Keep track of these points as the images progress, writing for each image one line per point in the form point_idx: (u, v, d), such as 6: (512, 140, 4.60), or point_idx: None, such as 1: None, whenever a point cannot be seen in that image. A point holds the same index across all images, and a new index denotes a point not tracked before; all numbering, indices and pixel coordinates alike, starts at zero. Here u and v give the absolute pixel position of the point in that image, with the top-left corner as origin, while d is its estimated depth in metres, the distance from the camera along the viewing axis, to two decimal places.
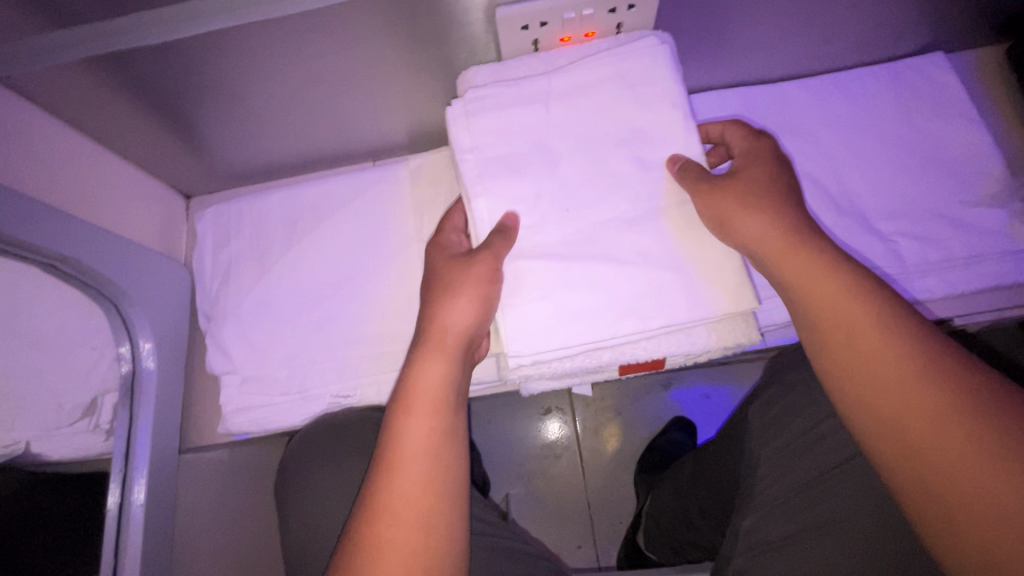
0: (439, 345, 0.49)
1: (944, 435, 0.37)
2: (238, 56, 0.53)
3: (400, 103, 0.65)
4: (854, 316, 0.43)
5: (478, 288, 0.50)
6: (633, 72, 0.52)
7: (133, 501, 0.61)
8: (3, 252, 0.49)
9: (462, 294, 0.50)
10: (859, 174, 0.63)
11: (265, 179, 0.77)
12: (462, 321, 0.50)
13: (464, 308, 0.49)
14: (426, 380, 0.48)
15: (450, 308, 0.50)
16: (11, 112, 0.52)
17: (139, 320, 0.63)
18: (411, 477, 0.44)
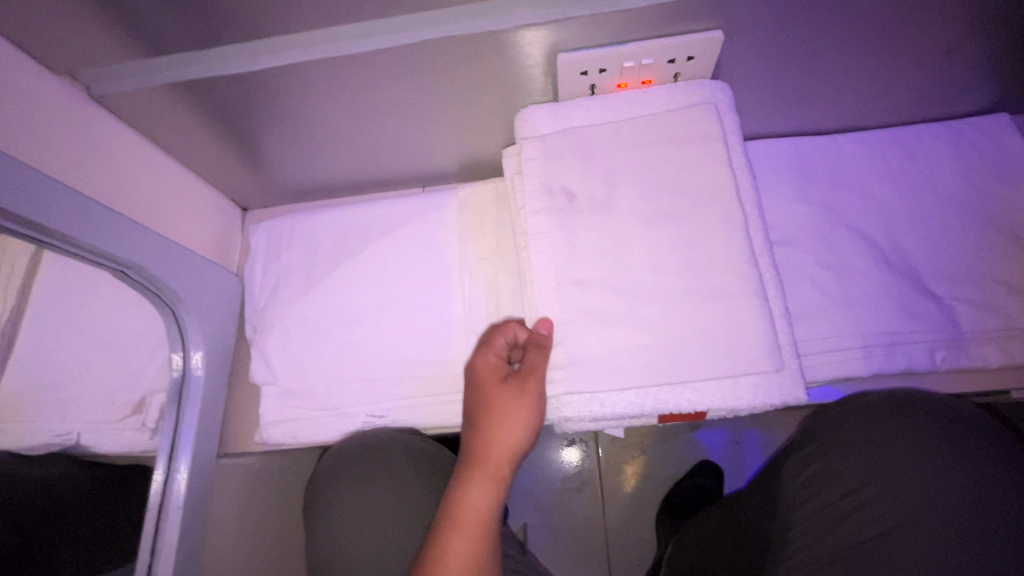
0: (482, 470, 0.48)
1: None
2: (309, 86, 0.56)
3: (454, 135, 0.67)
4: None
5: (524, 407, 0.48)
6: (686, 121, 0.53)
7: (172, 502, 0.64)
8: (84, 257, 0.53)
9: (509, 414, 0.48)
10: (915, 233, 0.61)
11: (318, 197, 0.79)
12: (491, 480, 0.47)
13: (512, 427, 0.48)
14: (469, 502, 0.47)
15: (496, 428, 0.48)
16: (98, 127, 0.56)
17: (192, 325, 0.66)
18: None
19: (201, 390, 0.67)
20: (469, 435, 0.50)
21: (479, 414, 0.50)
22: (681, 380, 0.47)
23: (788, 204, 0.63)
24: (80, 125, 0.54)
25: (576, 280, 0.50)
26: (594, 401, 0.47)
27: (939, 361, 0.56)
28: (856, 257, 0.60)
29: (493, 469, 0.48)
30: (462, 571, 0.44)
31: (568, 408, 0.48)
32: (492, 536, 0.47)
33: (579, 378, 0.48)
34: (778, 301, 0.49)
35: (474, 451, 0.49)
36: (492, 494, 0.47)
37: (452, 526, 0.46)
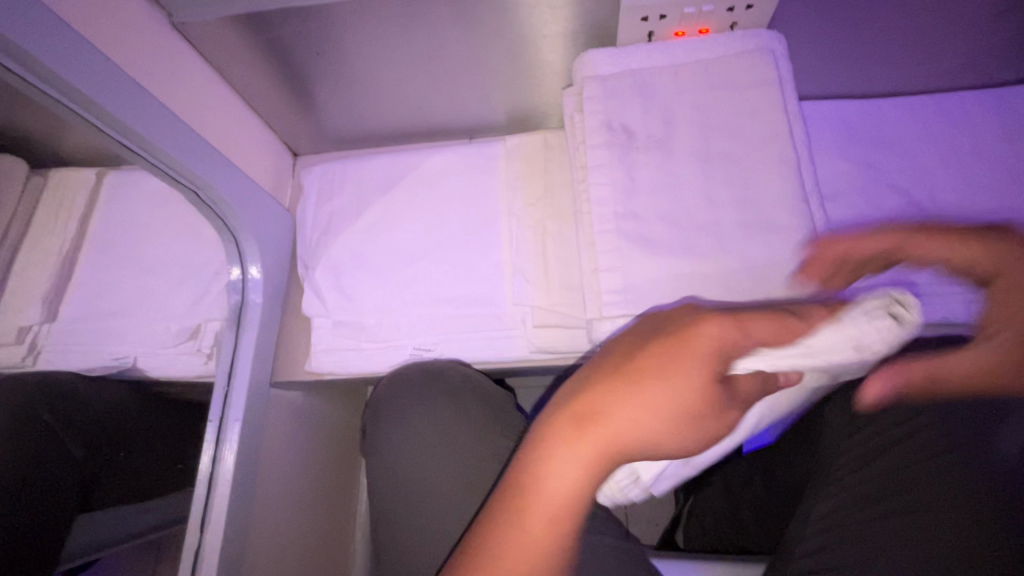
0: (581, 439, 0.38)
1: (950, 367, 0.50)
2: (377, 22, 0.58)
3: (508, 85, 0.69)
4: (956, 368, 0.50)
5: (690, 407, 0.37)
6: (743, 69, 0.55)
7: (232, 418, 0.64)
8: (163, 172, 0.56)
9: (655, 408, 0.37)
10: (956, 193, 0.63)
11: (367, 145, 0.82)
12: (571, 480, 0.38)
13: (648, 424, 0.37)
14: (554, 480, 0.38)
15: (624, 412, 0.38)
16: (177, 56, 0.58)
17: (251, 248, 0.68)
18: None
19: (259, 315, 0.68)
20: (603, 392, 0.38)
21: (624, 376, 0.38)
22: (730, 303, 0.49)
23: (832, 162, 0.66)
24: (162, 51, 0.56)
25: (632, 213, 0.53)
26: None
27: None
28: (896, 211, 0.62)
29: (599, 453, 0.38)
30: None
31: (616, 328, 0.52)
32: (562, 532, 0.39)
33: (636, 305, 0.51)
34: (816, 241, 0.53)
35: (587, 412, 0.38)
36: (593, 475, 0.38)
37: (515, 510, 0.39)
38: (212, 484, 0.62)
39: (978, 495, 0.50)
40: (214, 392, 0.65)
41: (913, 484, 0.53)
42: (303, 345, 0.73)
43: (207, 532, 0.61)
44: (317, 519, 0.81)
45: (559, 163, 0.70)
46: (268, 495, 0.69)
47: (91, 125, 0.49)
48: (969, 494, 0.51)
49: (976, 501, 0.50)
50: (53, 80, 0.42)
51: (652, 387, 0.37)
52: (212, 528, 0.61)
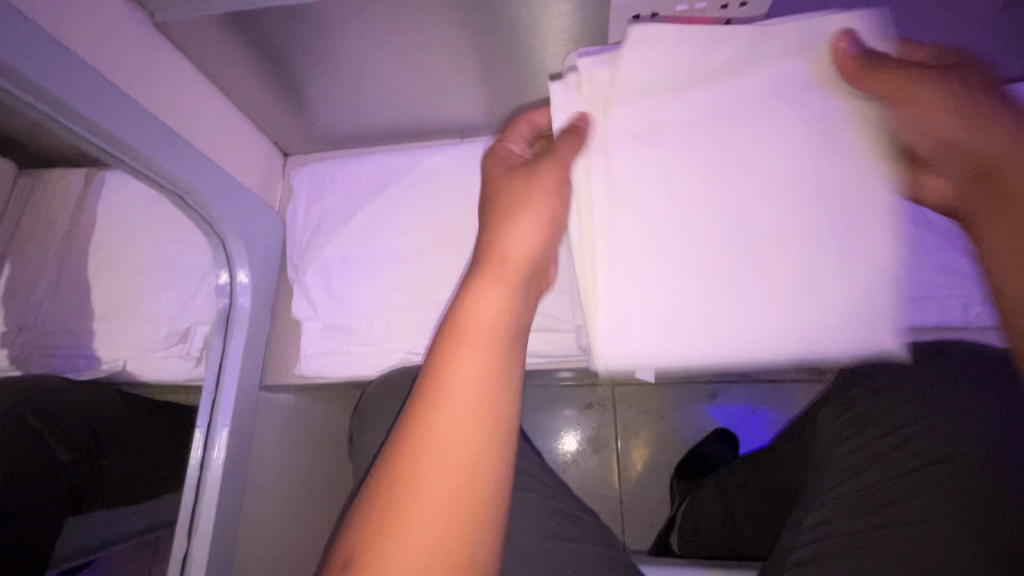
0: (498, 273, 0.48)
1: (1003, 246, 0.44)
2: (365, 21, 0.56)
3: (498, 85, 0.68)
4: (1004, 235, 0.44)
5: (545, 203, 0.52)
6: (736, 70, 0.54)
7: (220, 426, 0.63)
8: (144, 176, 0.55)
9: (529, 213, 0.51)
10: None
11: (358, 145, 0.81)
12: (493, 308, 0.45)
13: (527, 233, 0.50)
14: (482, 304, 0.45)
15: (518, 233, 0.51)
16: (160, 58, 0.57)
17: (239, 256, 0.67)
18: (451, 451, 0.38)
19: (246, 321, 0.67)
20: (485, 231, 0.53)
21: (499, 207, 0.53)
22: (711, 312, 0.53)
23: None
24: (145, 54, 0.55)
25: None
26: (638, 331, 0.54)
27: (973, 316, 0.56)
28: None
29: (507, 281, 0.47)
30: (468, 385, 0.41)
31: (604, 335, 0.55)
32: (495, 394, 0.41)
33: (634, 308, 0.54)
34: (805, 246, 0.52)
35: (490, 258, 0.49)
36: (484, 437, 0.39)
37: (453, 335, 0.44)
38: (200, 493, 0.62)
39: (978, 504, 0.49)
40: (202, 398, 0.64)
41: (896, 500, 0.52)
42: (294, 348, 0.73)
43: (194, 540, 0.61)
44: (312, 520, 0.81)
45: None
46: (257, 500, 0.69)
47: (69, 131, 0.47)
48: (962, 496, 0.50)
49: (969, 501, 0.50)
50: (28, 87, 0.41)
51: (500, 286, 0.47)
52: (199, 536, 0.61)
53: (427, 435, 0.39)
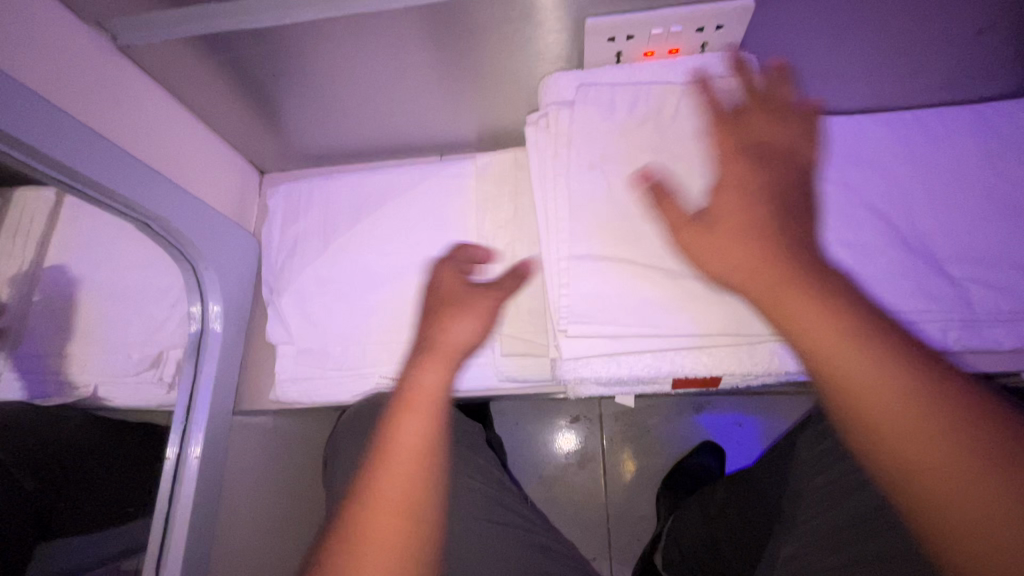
0: (441, 355, 0.48)
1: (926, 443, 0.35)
2: (335, 43, 0.55)
3: (475, 104, 0.67)
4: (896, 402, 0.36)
5: (482, 313, 0.50)
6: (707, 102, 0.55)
7: (190, 455, 0.63)
8: (102, 202, 0.53)
9: (467, 316, 0.50)
10: (933, 216, 0.61)
11: (336, 162, 0.80)
12: (436, 384, 0.46)
13: (466, 326, 0.49)
14: (426, 381, 0.46)
15: (458, 326, 0.49)
16: (125, 81, 0.56)
17: (210, 281, 0.66)
18: (393, 489, 0.41)
19: (218, 346, 0.66)
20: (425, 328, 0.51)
21: (435, 314, 0.51)
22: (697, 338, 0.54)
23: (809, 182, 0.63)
24: (109, 77, 0.54)
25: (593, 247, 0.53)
26: (615, 360, 0.55)
27: (952, 339, 0.59)
28: (874, 235, 0.60)
29: (449, 361, 0.48)
30: (409, 442, 0.43)
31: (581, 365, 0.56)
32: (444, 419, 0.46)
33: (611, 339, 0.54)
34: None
35: (428, 341, 0.49)
36: (420, 488, 0.42)
37: (400, 403, 0.45)
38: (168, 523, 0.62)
39: None
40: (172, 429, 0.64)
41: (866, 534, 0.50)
42: (270, 371, 0.72)
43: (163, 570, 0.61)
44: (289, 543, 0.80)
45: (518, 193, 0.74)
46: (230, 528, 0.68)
47: (19, 162, 0.45)
48: None
49: None
50: None
51: (440, 367, 0.47)
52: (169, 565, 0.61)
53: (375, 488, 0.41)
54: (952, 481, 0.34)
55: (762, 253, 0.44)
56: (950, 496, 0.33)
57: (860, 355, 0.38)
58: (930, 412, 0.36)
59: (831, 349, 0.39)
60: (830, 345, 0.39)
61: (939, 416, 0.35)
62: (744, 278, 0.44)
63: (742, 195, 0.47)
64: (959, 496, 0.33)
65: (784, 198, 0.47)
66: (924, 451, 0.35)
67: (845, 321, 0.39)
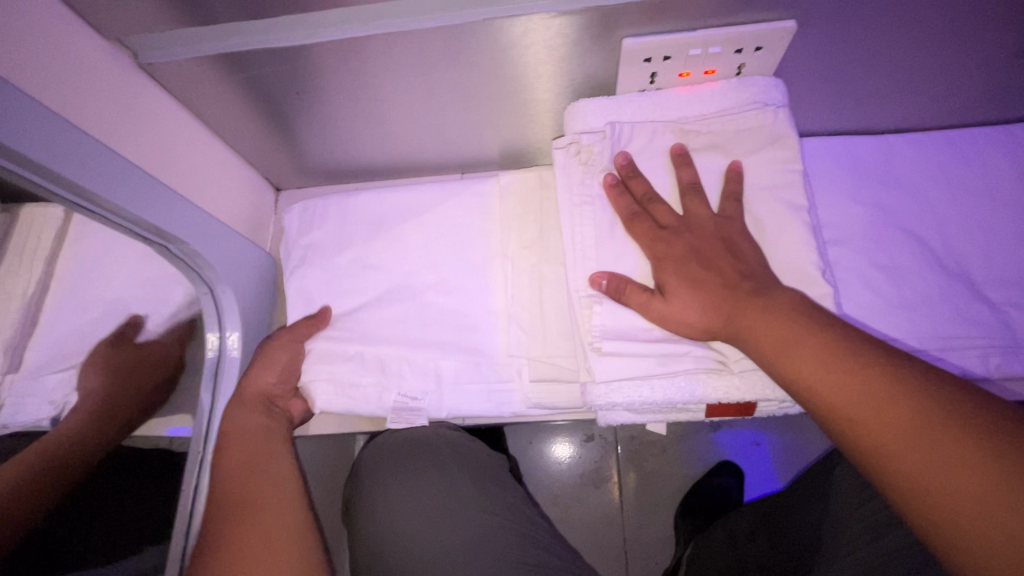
0: (250, 401, 0.64)
1: (925, 449, 0.35)
2: (362, 63, 0.53)
3: (498, 124, 0.66)
4: (883, 412, 0.38)
5: (287, 352, 0.65)
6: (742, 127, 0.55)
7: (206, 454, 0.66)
8: (120, 224, 0.52)
9: (270, 364, 0.65)
10: (971, 239, 0.60)
11: (352, 179, 0.78)
12: (251, 425, 0.62)
13: (266, 373, 0.65)
14: (237, 424, 0.62)
15: (260, 370, 0.65)
16: (144, 99, 0.54)
17: (228, 305, 0.66)
18: (266, 498, 0.56)
19: (234, 370, 0.68)
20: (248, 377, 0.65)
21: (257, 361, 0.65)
22: (727, 361, 0.52)
23: (841, 202, 0.62)
24: (129, 97, 0.52)
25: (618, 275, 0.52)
26: (642, 386, 0.53)
27: (994, 367, 0.55)
28: (909, 257, 0.59)
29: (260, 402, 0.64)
30: (250, 448, 0.60)
31: (609, 392, 0.54)
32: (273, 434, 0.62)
33: (642, 367, 0.52)
34: (823, 300, 0.50)
35: (241, 394, 0.65)
36: (270, 484, 0.57)
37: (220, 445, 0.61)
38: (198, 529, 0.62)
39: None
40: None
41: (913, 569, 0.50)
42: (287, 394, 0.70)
43: None
44: None
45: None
46: None
47: (40, 188, 0.44)
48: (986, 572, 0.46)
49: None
50: None
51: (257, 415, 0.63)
52: None
53: (241, 506, 0.55)
54: (979, 512, 0.33)
55: (762, 307, 0.45)
56: (978, 530, 0.32)
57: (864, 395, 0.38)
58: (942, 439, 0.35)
59: (848, 393, 0.39)
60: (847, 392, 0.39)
61: (953, 446, 0.35)
62: (755, 341, 0.45)
63: (679, 269, 0.49)
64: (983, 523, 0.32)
65: (709, 263, 0.49)
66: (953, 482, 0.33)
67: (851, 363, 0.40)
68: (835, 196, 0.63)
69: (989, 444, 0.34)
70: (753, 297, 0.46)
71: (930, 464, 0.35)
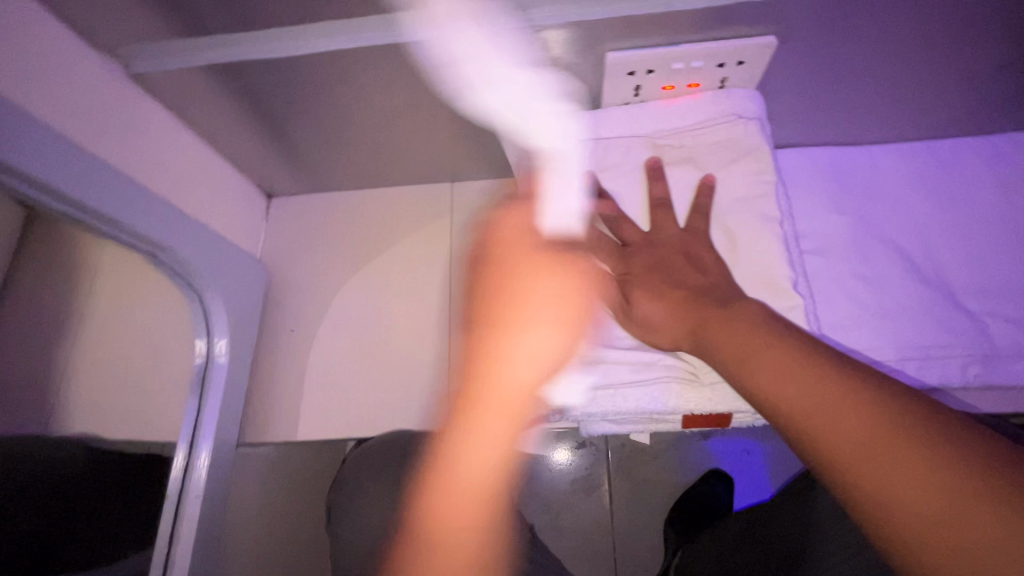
0: (501, 408, 0.49)
1: (890, 468, 0.30)
2: (351, 72, 0.54)
3: (487, 133, 0.67)
4: (843, 423, 0.33)
5: (584, 283, 0.53)
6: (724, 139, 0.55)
7: (197, 462, 0.61)
8: (106, 234, 0.51)
9: (540, 275, 0.53)
10: (950, 248, 0.61)
11: (343, 186, 0.79)
12: (523, 386, 0.50)
13: (545, 337, 0.51)
14: (499, 375, 0.50)
15: (521, 339, 0.51)
16: (135, 107, 0.54)
17: (217, 312, 0.63)
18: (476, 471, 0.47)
19: (223, 381, 0.64)
20: (484, 309, 0.55)
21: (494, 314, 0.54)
22: (697, 373, 0.52)
23: (823, 213, 0.63)
24: (119, 104, 0.53)
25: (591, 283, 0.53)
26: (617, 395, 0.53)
27: (973, 377, 0.56)
28: (889, 266, 0.60)
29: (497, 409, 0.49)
30: (497, 449, 0.48)
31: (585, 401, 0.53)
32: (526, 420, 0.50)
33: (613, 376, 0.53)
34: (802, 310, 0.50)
35: (472, 392, 0.50)
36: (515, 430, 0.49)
37: (471, 399, 0.50)
38: (172, 542, 0.58)
39: None
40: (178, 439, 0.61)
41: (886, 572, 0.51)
42: (275, 400, 0.70)
43: None
44: None
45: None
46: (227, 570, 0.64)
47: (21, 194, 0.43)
48: None
49: None
50: None
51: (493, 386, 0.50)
52: None
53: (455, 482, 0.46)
54: (938, 527, 0.28)
55: (724, 318, 0.43)
56: (934, 549, 0.28)
57: (816, 402, 0.34)
58: (890, 452, 0.31)
59: (803, 403, 0.35)
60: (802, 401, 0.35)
61: (909, 459, 0.30)
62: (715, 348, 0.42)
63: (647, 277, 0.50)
64: (946, 544, 0.27)
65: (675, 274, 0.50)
66: (879, 497, 0.30)
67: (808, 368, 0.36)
68: (816, 208, 0.64)
69: (980, 475, 0.28)
70: (718, 310, 0.44)
71: (892, 486, 0.30)
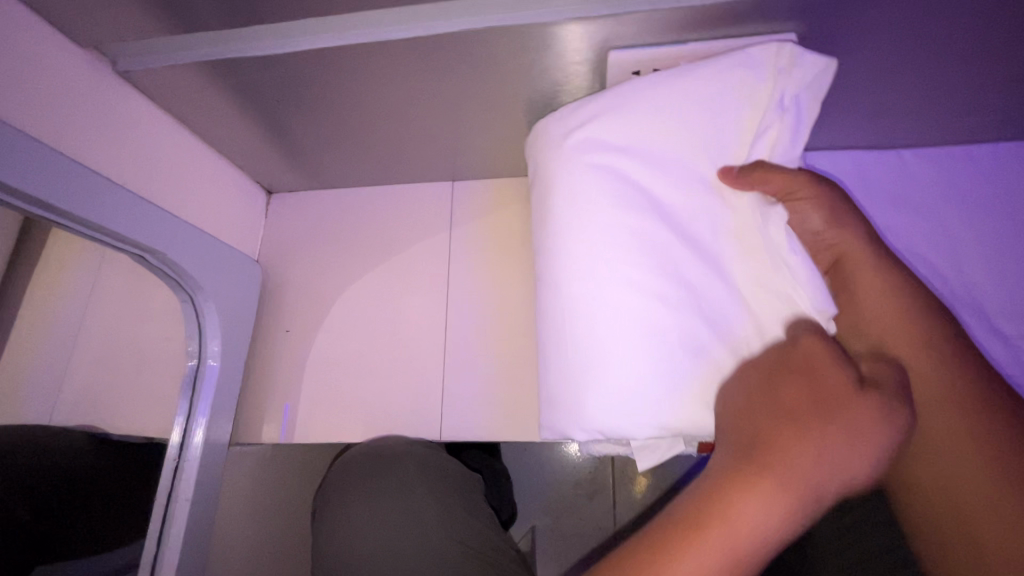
0: (702, 527, 0.35)
1: (982, 484, 0.43)
2: (343, 73, 0.52)
3: (486, 134, 0.64)
4: (943, 423, 0.44)
5: (867, 431, 0.35)
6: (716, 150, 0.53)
7: (190, 449, 0.61)
8: (91, 237, 0.51)
9: (855, 437, 0.35)
10: (983, 263, 0.56)
11: (343, 184, 0.78)
12: (756, 524, 0.34)
13: (840, 458, 0.35)
14: (746, 513, 0.34)
15: (804, 462, 0.35)
16: (124, 107, 0.54)
17: (211, 313, 0.64)
18: None
19: (216, 381, 0.64)
20: (774, 438, 0.36)
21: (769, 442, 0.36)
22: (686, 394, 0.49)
23: None
24: (107, 104, 0.52)
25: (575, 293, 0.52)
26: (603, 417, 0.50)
27: None
28: None
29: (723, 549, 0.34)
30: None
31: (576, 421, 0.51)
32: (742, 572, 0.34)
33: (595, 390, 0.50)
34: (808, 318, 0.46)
35: (705, 516, 0.35)
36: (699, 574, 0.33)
37: (696, 529, 0.35)
38: (162, 543, 0.58)
39: None
40: (173, 427, 0.62)
41: None
42: (271, 398, 0.71)
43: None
44: None
45: (525, 227, 0.73)
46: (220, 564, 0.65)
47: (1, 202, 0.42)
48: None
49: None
50: None
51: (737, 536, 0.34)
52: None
53: None
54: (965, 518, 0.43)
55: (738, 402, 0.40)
56: None
57: (766, 492, 0.34)
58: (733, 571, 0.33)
59: (911, 392, 0.44)
60: (942, 429, 0.44)
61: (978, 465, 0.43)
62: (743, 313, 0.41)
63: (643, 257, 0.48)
64: (670, 563, 0.34)
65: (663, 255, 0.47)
66: (744, 543, 0.34)
67: (851, 454, 0.35)
68: None
69: (1011, 489, 0.41)
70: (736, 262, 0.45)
71: (968, 499, 0.43)
